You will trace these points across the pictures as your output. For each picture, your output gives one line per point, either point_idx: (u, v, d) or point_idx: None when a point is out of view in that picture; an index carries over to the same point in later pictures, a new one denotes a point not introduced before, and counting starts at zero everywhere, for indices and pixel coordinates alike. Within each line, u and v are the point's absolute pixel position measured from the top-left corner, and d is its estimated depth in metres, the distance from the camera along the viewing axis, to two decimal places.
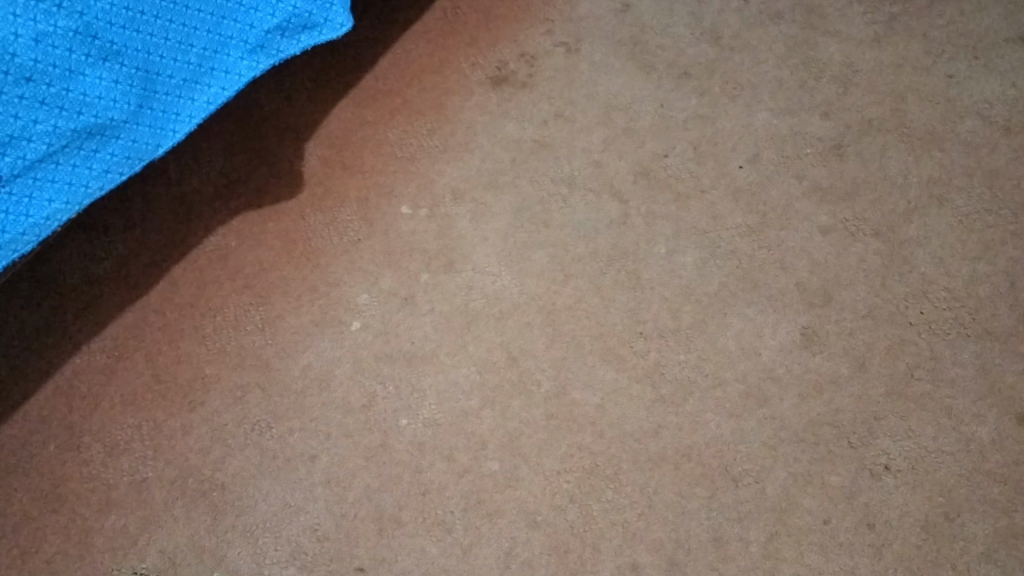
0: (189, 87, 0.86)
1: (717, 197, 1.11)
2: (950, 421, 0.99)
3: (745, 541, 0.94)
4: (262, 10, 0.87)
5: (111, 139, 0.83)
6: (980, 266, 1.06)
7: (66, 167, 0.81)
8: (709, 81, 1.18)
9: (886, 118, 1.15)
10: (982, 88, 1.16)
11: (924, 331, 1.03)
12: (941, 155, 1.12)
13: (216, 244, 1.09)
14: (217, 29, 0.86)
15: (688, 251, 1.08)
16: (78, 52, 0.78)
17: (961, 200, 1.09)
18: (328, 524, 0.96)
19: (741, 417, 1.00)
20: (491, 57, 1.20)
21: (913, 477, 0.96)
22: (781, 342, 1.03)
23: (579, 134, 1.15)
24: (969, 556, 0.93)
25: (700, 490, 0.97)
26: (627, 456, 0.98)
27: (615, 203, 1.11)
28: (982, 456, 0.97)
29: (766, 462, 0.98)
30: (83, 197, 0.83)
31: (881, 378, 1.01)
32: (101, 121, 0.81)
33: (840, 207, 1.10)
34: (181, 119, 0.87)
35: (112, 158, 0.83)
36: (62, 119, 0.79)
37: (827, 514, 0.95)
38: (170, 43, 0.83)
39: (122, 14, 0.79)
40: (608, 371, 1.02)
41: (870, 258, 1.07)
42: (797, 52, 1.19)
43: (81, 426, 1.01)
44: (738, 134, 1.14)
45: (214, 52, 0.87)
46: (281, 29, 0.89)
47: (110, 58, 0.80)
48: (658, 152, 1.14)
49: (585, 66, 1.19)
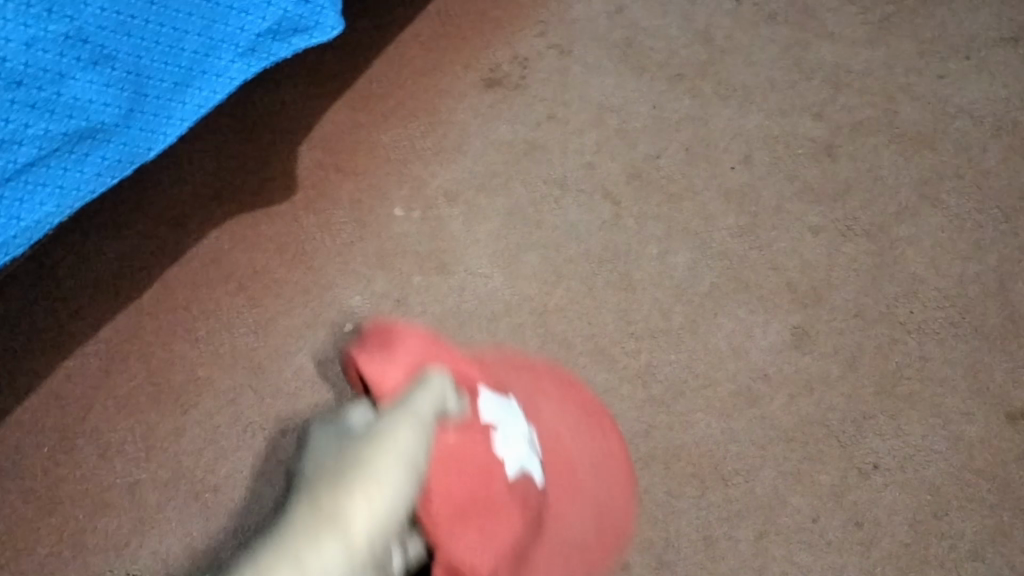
0: (181, 91, 0.82)
1: (708, 198, 1.11)
2: (939, 420, 0.99)
3: (734, 540, 0.95)
4: (253, 13, 0.81)
5: (103, 144, 0.79)
6: (970, 266, 1.06)
7: (57, 170, 0.77)
8: (701, 83, 1.18)
9: (877, 118, 1.15)
10: (974, 87, 1.16)
11: (914, 330, 1.03)
12: (932, 155, 1.12)
13: (208, 245, 1.10)
14: (208, 32, 0.80)
15: (680, 252, 1.09)
16: (68, 57, 0.73)
17: (951, 200, 1.10)
18: None
19: (731, 416, 1.00)
20: (485, 59, 1.21)
21: (902, 476, 0.97)
22: (772, 342, 1.03)
23: (571, 136, 1.16)
24: (958, 554, 0.93)
25: (690, 489, 0.97)
26: (617, 456, 0.99)
27: (607, 204, 1.11)
28: (970, 454, 0.97)
29: (756, 462, 0.98)
30: (75, 200, 0.80)
31: (871, 378, 1.01)
32: (92, 125, 0.77)
33: (831, 208, 1.10)
34: (172, 123, 0.83)
35: (104, 161, 0.80)
36: (53, 123, 0.75)
37: (817, 513, 0.96)
38: (160, 46, 0.79)
39: (111, 17, 0.74)
40: (600, 372, 1.03)
41: (861, 259, 1.07)
42: (789, 52, 1.20)
43: (73, 428, 1.01)
44: (729, 135, 1.15)
45: (205, 55, 0.81)
46: (273, 33, 0.83)
47: (101, 62, 0.76)
48: (650, 153, 1.14)
49: (578, 68, 1.20)
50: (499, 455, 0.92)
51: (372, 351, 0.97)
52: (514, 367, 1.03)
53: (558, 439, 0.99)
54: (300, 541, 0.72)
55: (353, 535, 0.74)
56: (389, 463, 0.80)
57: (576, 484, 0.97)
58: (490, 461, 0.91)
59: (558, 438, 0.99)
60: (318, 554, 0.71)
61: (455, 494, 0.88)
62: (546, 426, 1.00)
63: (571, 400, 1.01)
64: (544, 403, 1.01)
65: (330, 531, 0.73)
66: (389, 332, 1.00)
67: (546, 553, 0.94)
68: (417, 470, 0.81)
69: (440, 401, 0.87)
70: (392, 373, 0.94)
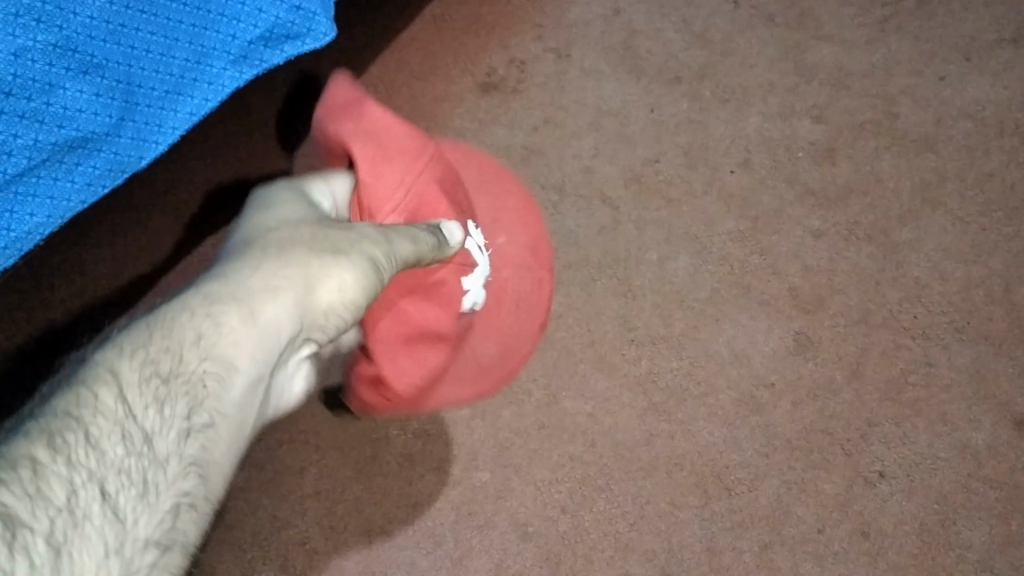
0: (173, 99, 0.73)
1: (709, 203, 1.10)
2: (946, 428, 0.99)
3: (738, 550, 0.96)
4: (245, 20, 0.73)
5: (94, 154, 0.70)
6: (974, 269, 1.05)
7: (48, 181, 0.68)
8: (700, 85, 1.16)
9: (878, 120, 1.13)
10: (976, 88, 1.15)
11: (918, 336, 1.03)
12: (934, 156, 1.11)
13: (202, 253, 1.09)
14: (199, 40, 0.72)
15: (681, 257, 1.07)
16: (57, 66, 0.65)
17: (954, 203, 1.09)
18: (317, 538, 0.97)
19: (734, 424, 1.00)
20: (482, 64, 1.18)
21: (908, 485, 0.97)
22: (774, 349, 1.03)
23: (570, 141, 1.14)
24: (965, 563, 0.94)
25: (693, 499, 0.98)
26: (619, 466, 0.99)
27: (606, 209, 1.10)
28: (977, 463, 0.98)
29: (759, 471, 0.98)
30: (66, 211, 0.71)
31: (875, 386, 1.01)
32: (83, 135, 0.68)
33: (833, 212, 1.09)
34: (165, 131, 0.74)
35: (94, 172, 0.71)
36: (43, 133, 0.65)
37: (822, 522, 0.97)
38: (152, 54, 0.70)
39: (99, 22, 0.66)
40: (600, 380, 1.02)
41: (863, 264, 1.06)
42: (788, 56, 1.17)
43: None
44: (730, 139, 1.13)
45: (196, 63, 0.73)
46: (264, 40, 0.76)
47: (91, 70, 0.67)
48: (649, 158, 1.12)
49: (575, 73, 1.17)
50: (463, 281, 0.94)
51: (365, 143, 0.97)
52: (478, 189, 1.09)
53: (500, 279, 1.05)
54: (249, 282, 0.65)
55: (310, 294, 0.68)
56: (353, 246, 0.73)
57: (501, 321, 1.04)
58: (455, 287, 0.94)
59: (500, 278, 1.05)
60: (266, 305, 0.65)
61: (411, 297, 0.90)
62: (504, 257, 1.07)
63: (523, 238, 1.08)
64: (501, 236, 1.07)
65: (291, 287, 0.67)
66: (380, 119, 0.99)
67: (450, 381, 1.00)
68: (379, 253, 0.75)
69: (419, 243, 0.81)
70: (392, 178, 0.96)
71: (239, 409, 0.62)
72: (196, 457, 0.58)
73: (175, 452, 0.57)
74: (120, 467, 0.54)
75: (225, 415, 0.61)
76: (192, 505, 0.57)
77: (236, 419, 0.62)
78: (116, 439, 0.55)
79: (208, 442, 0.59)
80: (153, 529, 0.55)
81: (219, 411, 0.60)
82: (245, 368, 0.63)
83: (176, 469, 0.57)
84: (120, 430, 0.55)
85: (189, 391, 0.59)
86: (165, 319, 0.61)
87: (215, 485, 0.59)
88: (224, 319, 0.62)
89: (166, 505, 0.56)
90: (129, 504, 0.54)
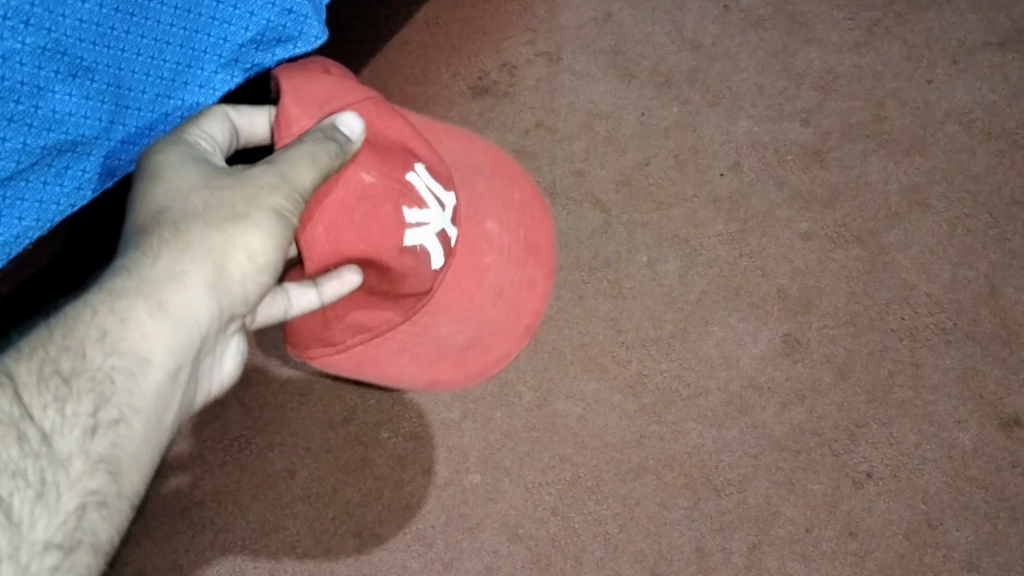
0: (163, 102, 0.72)
1: (698, 205, 1.10)
2: (932, 428, 1.00)
3: (727, 551, 0.97)
4: (236, 23, 0.72)
5: (83, 157, 0.69)
6: (960, 272, 1.06)
7: (36, 184, 0.67)
8: (690, 89, 1.16)
9: (866, 124, 1.14)
10: (963, 93, 1.15)
11: (905, 337, 1.04)
12: (922, 159, 1.12)
13: None
14: (190, 43, 0.71)
15: (670, 259, 1.07)
16: (46, 69, 0.63)
17: (941, 206, 1.10)
18: (308, 542, 0.97)
19: (723, 426, 1.01)
20: (474, 66, 1.16)
21: (894, 485, 0.99)
22: (763, 350, 1.03)
23: (561, 143, 1.12)
24: (952, 563, 0.96)
25: (682, 500, 0.98)
26: (609, 468, 0.99)
27: (596, 211, 1.09)
28: (963, 463, 0.99)
29: (747, 472, 0.99)
30: (55, 214, 0.70)
31: (862, 387, 1.02)
32: (73, 138, 0.67)
33: (822, 214, 1.10)
34: (155, 135, 0.73)
35: (84, 174, 0.70)
36: (32, 136, 0.65)
37: (810, 523, 0.98)
38: (142, 57, 0.68)
39: (88, 25, 0.64)
40: (590, 381, 1.02)
41: (851, 266, 1.07)
42: (778, 59, 1.18)
43: None
44: (720, 142, 1.13)
45: (187, 66, 0.72)
46: (255, 43, 0.74)
47: (80, 74, 0.65)
48: (639, 161, 1.12)
49: (566, 76, 1.16)
50: (405, 212, 0.68)
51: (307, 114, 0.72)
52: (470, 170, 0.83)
53: (479, 261, 0.80)
54: (153, 266, 0.56)
55: (214, 268, 0.58)
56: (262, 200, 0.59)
57: (475, 307, 0.81)
58: (399, 223, 0.68)
59: (480, 261, 0.81)
60: (174, 293, 0.56)
61: (350, 245, 0.66)
62: (497, 245, 0.82)
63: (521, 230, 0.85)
64: (492, 220, 0.82)
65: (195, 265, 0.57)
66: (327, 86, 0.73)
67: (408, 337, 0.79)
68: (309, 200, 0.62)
69: (321, 162, 0.61)
70: None
71: (156, 403, 0.56)
72: (103, 455, 0.53)
73: (79, 451, 0.52)
74: (14, 470, 0.50)
75: (141, 409, 0.55)
76: (100, 504, 0.53)
77: (155, 412, 0.56)
78: (11, 441, 0.50)
79: (118, 440, 0.53)
80: (52, 532, 0.51)
81: (131, 406, 0.54)
82: (160, 359, 0.56)
83: (80, 470, 0.52)
84: (15, 432, 0.50)
85: (91, 386, 0.53)
86: (66, 314, 0.54)
87: (133, 483, 0.55)
88: (126, 313, 0.55)
89: (68, 507, 0.52)
90: (22, 507, 0.50)
